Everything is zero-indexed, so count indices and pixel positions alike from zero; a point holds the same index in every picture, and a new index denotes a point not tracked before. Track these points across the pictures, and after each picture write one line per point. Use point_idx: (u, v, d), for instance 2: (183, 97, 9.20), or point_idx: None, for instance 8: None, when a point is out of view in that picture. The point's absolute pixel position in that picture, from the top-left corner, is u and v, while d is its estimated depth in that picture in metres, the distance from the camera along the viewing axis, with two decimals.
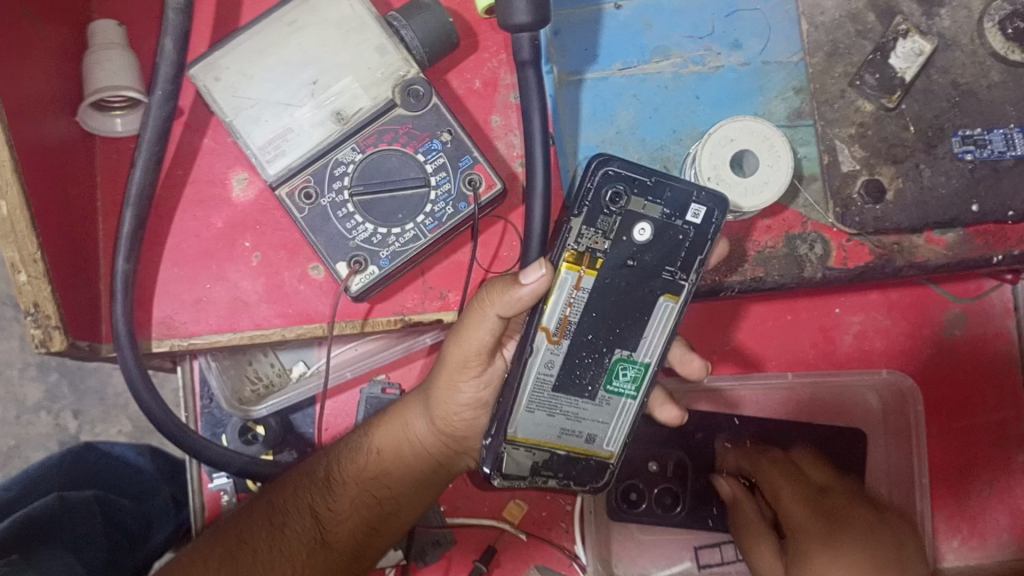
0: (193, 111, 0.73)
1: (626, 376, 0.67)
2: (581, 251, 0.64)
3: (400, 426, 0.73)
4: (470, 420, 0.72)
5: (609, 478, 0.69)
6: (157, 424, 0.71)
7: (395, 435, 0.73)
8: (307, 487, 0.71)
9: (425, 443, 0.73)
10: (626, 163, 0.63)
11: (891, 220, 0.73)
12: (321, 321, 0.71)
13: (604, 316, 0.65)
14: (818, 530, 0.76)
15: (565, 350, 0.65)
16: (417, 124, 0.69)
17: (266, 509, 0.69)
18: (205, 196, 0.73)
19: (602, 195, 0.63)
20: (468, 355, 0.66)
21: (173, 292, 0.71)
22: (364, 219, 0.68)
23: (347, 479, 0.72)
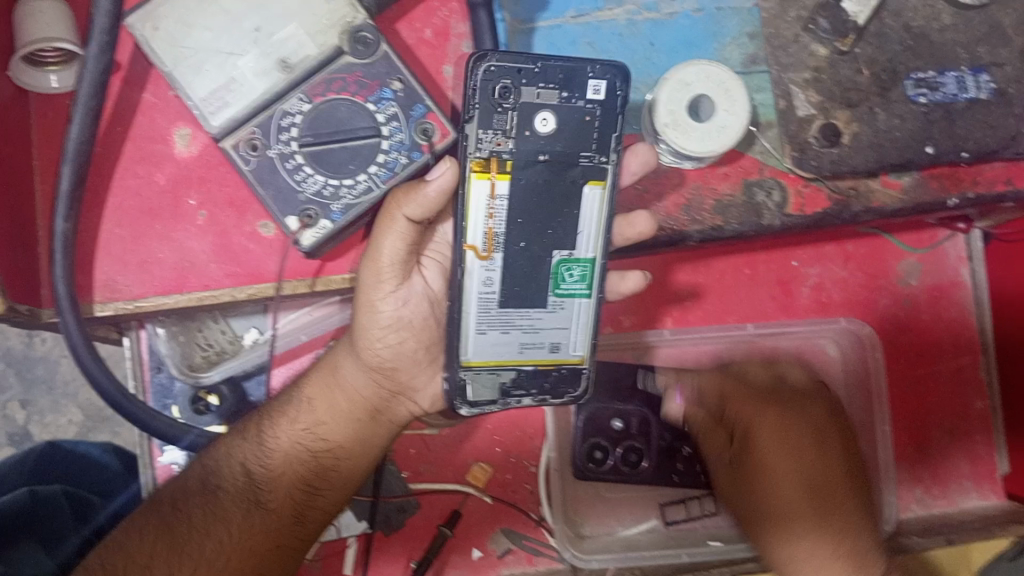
0: (132, 65, 0.70)
1: (575, 276, 0.66)
2: (486, 157, 0.62)
3: (331, 367, 0.72)
4: (395, 349, 0.71)
5: (586, 386, 0.67)
6: (104, 394, 0.68)
7: (326, 373, 0.72)
8: (240, 445, 0.69)
9: (356, 384, 0.71)
10: (505, 55, 0.60)
11: (847, 163, 0.72)
12: (270, 281, 0.69)
13: (531, 218, 0.64)
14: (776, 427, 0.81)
15: (500, 263, 0.64)
16: (366, 73, 0.67)
17: (199, 476, 0.68)
18: (146, 153, 0.70)
19: (492, 94, 0.61)
20: (382, 271, 0.66)
21: (115, 254, 0.69)
22: (315, 171, 0.66)
23: (277, 434, 0.70)
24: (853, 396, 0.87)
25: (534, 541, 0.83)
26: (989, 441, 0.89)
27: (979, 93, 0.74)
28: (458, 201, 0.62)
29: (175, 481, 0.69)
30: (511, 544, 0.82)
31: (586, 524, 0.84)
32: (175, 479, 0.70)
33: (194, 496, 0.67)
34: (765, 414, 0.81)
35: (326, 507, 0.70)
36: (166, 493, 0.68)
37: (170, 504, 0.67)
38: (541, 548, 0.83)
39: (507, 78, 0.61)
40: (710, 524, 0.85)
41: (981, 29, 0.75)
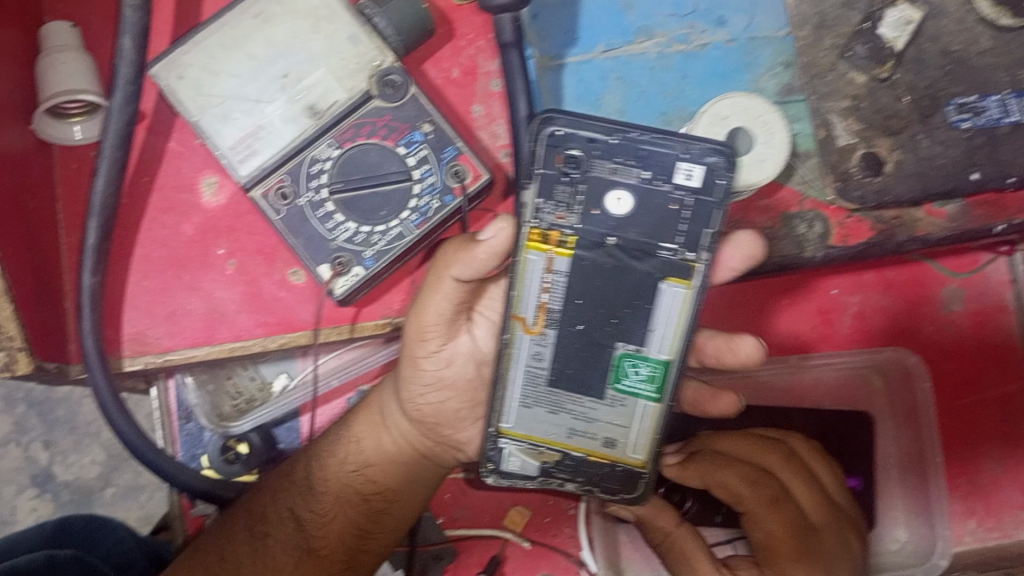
0: (156, 114, 0.69)
1: (640, 374, 0.61)
2: (544, 229, 0.58)
3: (376, 409, 0.71)
4: (438, 404, 0.69)
5: (643, 488, 0.63)
6: (134, 451, 0.67)
7: (372, 415, 0.71)
8: (287, 488, 0.68)
9: (401, 431, 0.70)
10: (577, 118, 0.56)
11: (892, 193, 0.70)
12: (305, 329, 0.67)
13: (592, 302, 0.59)
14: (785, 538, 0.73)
15: (552, 341, 0.61)
16: (396, 116, 0.66)
17: (246, 520, 0.67)
18: (173, 203, 0.68)
19: (556, 159, 0.57)
20: (428, 326, 0.63)
21: (143, 305, 0.67)
22: (346, 218, 0.65)
23: (325, 474, 0.69)
24: (900, 425, 0.85)
25: None
26: None
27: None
28: (512, 270, 0.58)
29: (220, 525, 0.68)
30: None
31: (626, 566, 0.82)
32: (219, 522, 0.69)
33: (244, 541, 0.66)
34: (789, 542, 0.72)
35: (380, 549, 0.69)
36: (213, 538, 0.67)
37: (218, 553, 0.66)
38: None
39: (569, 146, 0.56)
40: None
41: None
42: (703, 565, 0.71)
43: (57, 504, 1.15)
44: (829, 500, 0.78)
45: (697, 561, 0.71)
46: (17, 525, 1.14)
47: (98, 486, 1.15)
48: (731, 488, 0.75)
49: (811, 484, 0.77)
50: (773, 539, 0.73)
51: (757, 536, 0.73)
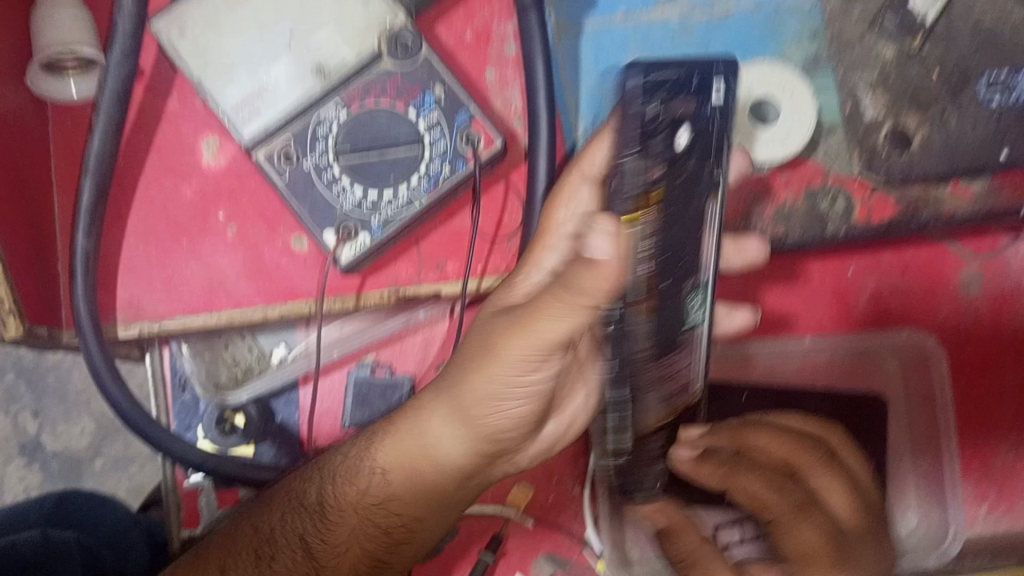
0: (155, 72, 0.66)
1: (697, 305, 0.50)
2: (642, 190, 0.43)
3: (418, 424, 0.59)
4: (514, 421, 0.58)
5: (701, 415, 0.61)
6: (128, 422, 0.65)
7: (413, 434, 0.59)
8: (298, 512, 0.61)
9: (457, 459, 0.59)
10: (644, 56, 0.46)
11: (919, 168, 0.67)
12: (308, 299, 0.65)
13: (674, 248, 0.46)
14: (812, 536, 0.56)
15: (660, 314, 0.46)
16: (406, 77, 0.63)
17: (252, 542, 0.61)
18: (171, 164, 0.66)
19: (644, 114, 0.45)
20: (525, 342, 0.52)
21: (139, 270, 0.64)
22: (353, 183, 0.62)
23: (341, 506, 0.61)
24: (914, 411, 0.83)
25: (579, 566, 0.78)
26: None
27: None
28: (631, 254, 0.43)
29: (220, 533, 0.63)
30: (553, 570, 0.77)
31: None
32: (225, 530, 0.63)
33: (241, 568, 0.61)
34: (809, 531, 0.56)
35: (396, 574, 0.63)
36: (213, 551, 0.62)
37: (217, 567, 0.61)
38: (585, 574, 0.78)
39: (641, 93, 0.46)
40: None
41: None
42: (717, 567, 0.59)
43: (46, 474, 1.12)
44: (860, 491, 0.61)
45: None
46: (5, 495, 1.12)
47: (88, 457, 1.13)
48: (746, 489, 0.61)
49: (837, 474, 0.60)
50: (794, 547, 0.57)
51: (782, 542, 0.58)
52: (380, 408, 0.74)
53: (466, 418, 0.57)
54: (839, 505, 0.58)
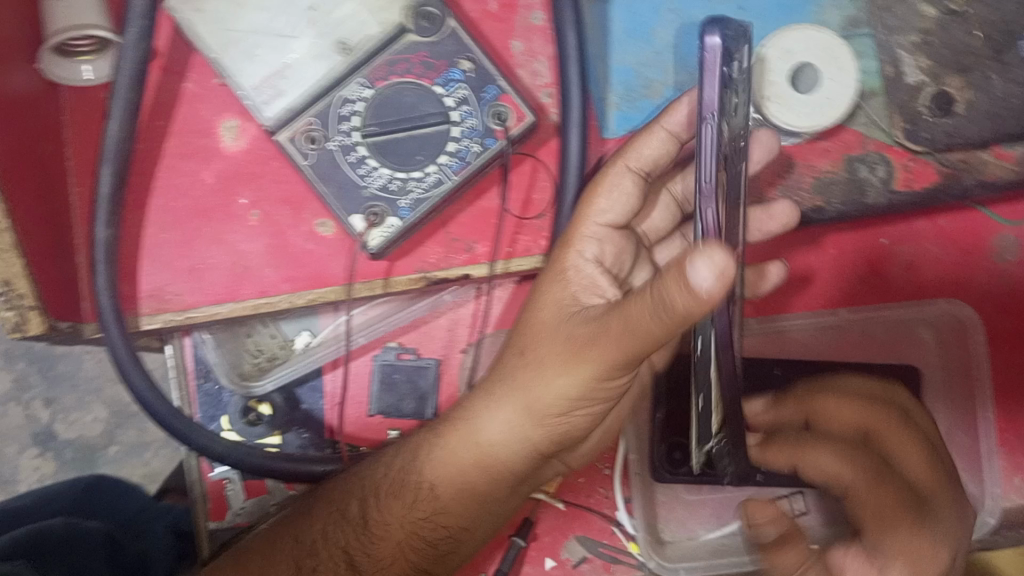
0: (171, 52, 0.64)
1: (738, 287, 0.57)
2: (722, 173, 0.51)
3: (472, 430, 0.59)
4: (562, 431, 0.57)
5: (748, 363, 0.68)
6: (150, 410, 0.63)
7: (466, 443, 0.59)
8: (339, 524, 0.62)
9: (503, 468, 0.58)
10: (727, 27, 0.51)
11: (961, 135, 0.65)
12: (336, 284, 0.62)
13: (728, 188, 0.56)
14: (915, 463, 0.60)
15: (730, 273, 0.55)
16: (433, 52, 0.61)
17: (292, 555, 0.61)
18: (190, 147, 0.63)
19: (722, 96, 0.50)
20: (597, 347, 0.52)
21: (162, 260, 0.62)
22: (380, 164, 0.60)
23: (385, 520, 0.61)
24: (951, 386, 0.76)
25: (611, 548, 0.77)
26: None
27: None
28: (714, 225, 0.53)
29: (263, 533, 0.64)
30: (586, 552, 0.77)
31: (665, 528, 0.77)
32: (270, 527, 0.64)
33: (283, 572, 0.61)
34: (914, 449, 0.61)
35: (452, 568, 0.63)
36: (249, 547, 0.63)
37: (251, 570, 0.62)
38: (618, 556, 0.77)
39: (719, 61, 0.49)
40: None
41: None
42: (912, 463, 0.60)
43: (59, 464, 1.10)
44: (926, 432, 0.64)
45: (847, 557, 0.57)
46: (19, 485, 1.10)
47: (102, 445, 1.11)
48: (905, 452, 0.61)
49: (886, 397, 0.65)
50: (923, 487, 0.59)
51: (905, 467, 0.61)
52: (406, 392, 0.73)
53: (525, 426, 0.57)
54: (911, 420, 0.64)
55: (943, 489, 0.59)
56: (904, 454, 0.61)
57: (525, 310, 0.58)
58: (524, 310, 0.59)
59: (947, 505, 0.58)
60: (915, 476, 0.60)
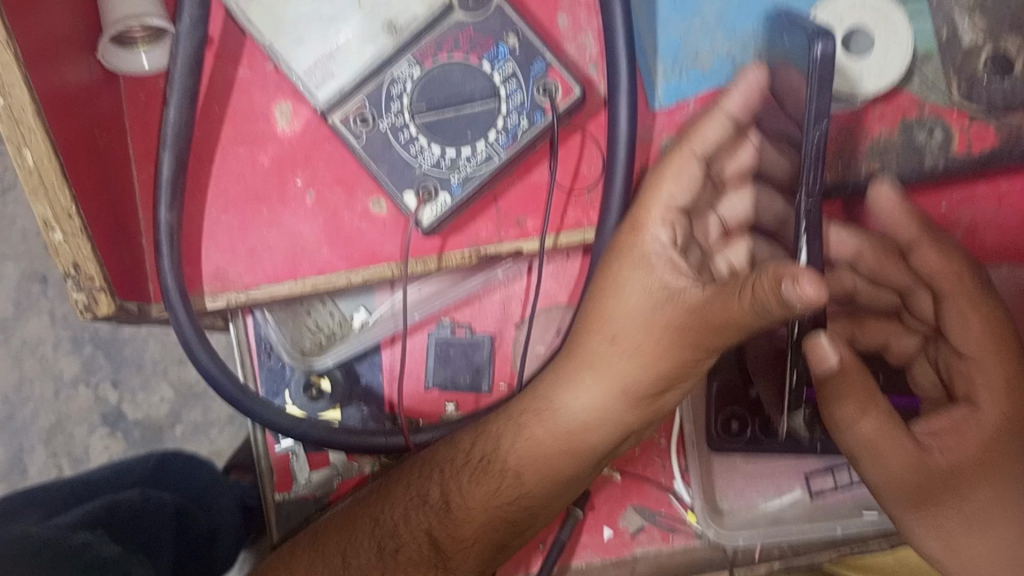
0: (224, 39, 0.66)
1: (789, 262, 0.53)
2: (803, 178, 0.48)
3: (556, 415, 0.60)
4: (648, 411, 0.59)
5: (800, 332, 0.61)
6: (218, 388, 0.65)
7: (555, 431, 0.60)
8: (422, 510, 0.64)
9: (586, 446, 0.60)
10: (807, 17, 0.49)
11: (1022, 96, 0.63)
12: (391, 262, 0.64)
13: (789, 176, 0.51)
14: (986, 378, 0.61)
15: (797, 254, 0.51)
16: (479, 29, 0.61)
17: (374, 532, 0.65)
18: (245, 132, 0.65)
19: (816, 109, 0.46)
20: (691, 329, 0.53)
21: (222, 242, 0.64)
22: (430, 142, 0.61)
23: (469, 504, 0.63)
24: None
25: (668, 517, 0.77)
26: None
27: None
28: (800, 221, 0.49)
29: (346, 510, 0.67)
30: (644, 522, 0.76)
31: (723, 498, 0.77)
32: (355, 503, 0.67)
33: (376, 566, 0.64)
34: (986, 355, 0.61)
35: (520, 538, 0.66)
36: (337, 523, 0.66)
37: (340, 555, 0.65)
38: (676, 525, 0.77)
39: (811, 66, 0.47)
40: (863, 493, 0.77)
41: None
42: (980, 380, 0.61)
43: (128, 443, 1.14)
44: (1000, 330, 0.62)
45: (888, 463, 0.60)
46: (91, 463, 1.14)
47: (168, 424, 1.14)
48: (959, 315, 0.63)
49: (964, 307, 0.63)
50: (974, 378, 0.61)
51: (955, 340, 0.63)
52: (462, 367, 0.75)
53: (612, 405, 0.58)
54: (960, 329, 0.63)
55: (1005, 360, 0.61)
56: (962, 315, 0.63)
57: (602, 298, 0.59)
58: (598, 298, 0.60)
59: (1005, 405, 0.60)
60: (969, 349, 0.62)
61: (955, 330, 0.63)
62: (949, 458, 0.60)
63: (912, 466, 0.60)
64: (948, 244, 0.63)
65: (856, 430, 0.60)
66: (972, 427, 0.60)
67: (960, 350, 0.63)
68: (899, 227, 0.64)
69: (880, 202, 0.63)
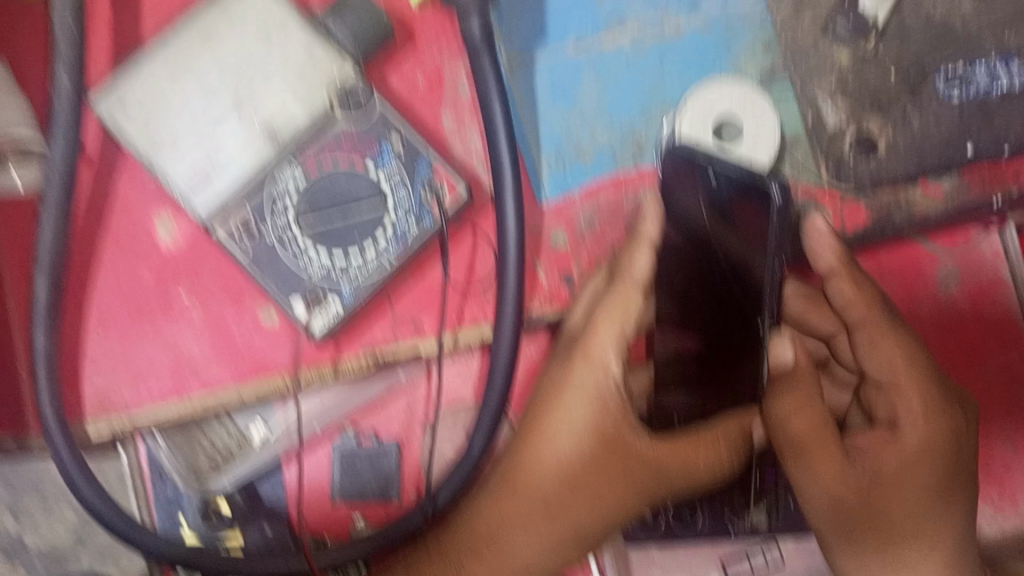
0: (101, 155, 0.64)
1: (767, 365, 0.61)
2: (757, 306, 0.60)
3: (504, 546, 0.64)
4: (580, 531, 0.64)
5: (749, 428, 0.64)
6: (105, 521, 0.62)
7: (513, 558, 0.64)
8: None
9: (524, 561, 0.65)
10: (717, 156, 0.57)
11: (886, 172, 0.67)
12: (282, 374, 0.62)
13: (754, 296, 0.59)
14: (913, 407, 0.60)
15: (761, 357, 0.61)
16: (361, 132, 0.62)
17: None
18: (128, 248, 0.63)
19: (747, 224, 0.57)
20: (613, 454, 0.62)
21: (109, 364, 0.63)
22: (319, 251, 0.60)
23: None
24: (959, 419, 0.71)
25: None
26: None
27: (1015, 83, 0.66)
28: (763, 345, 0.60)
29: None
30: None
31: None
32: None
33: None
34: (906, 380, 0.60)
35: None
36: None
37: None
38: None
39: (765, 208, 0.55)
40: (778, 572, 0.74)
41: (1009, 9, 0.67)
42: (909, 403, 0.60)
43: None
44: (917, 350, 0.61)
45: (824, 475, 0.60)
46: None
47: None
48: (873, 346, 0.61)
49: (886, 332, 0.60)
50: (896, 403, 0.61)
51: (870, 371, 0.62)
52: (370, 477, 0.72)
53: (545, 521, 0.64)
54: (888, 352, 0.61)
55: (922, 385, 0.61)
56: (873, 339, 0.61)
57: (550, 433, 0.62)
58: (545, 432, 0.63)
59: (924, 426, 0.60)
60: (884, 376, 0.61)
61: (866, 357, 0.61)
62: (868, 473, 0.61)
63: (840, 486, 0.60)
64: (859, 274, 0.61)
65: (789, 426, 0.60)
66: (894, 452, 0.61)
67: (876, 377, 0.62)
68: (818, 257, 0.61)
69: (812, 233, 0.61)
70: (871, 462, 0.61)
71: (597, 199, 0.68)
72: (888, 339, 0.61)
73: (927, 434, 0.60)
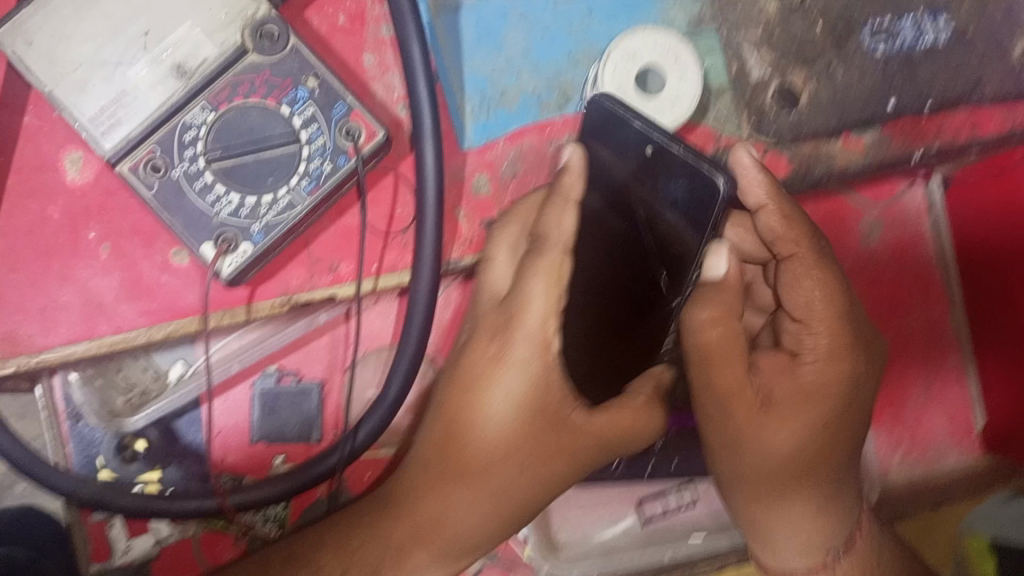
0: (7, 87, 0.62)
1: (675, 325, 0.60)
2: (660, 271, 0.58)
3: (435, 523, 0.57)
4: (512, 510, 0.57)
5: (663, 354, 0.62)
6: (12, 458, 0.61)
7: (450, 542, 0.58)
8: None
9: (457, 541, 0.58)
10: (670, 138, 0.55)
11: (808, 125, 0.67)
12: (193, 315, 0.61)
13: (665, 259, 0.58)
14: (821, 344, 0.58)
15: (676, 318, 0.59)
16: (276, 71, 0.60)
17: None
18: (33, 184, 0.62)
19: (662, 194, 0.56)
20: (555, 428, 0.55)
21: (12, 302, 0.61)
22: (228, 189, 0.58)
23: None
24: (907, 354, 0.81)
25: (509, 555, 0.77)
26: (965, 394, 0.80)
27: (938, 37, 0.67)
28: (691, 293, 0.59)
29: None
30: (483, 562, 0.77)
31: (559, 531, 0.77)
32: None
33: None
34: (823, 310, 0.58)
35: None
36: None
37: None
38: (513, 563, 0.77)
39: (703, 204, 0.54)
40: (692, 516, 0.78)
41: None
42: (816, 337, 0.59)
43: None
44: (843, 289, 0.59)
45: (732, 415, 0.59)
46: None
47: None
48: (795, 279, 0.58)
49: (806, 266, 0.58)
50: (805, 338, 0.59)
51: (788, 303, 0.60)
52: (291, 417, 0.72)
53: (478, 501, 0.57)
54: (806, 284, 0.58)
55: (835, 320, 0.58)
56: (795, 278, 0.59)
57: (484, 411, 0.55)
58: (478, 411, 0.55)
59: (834, 357, 0.58)
60: (797, 310, 0.59)
61: (789, 290, 0.59)
62: (770, 399, 0.59)
63: (738, 421, 0.59)
64: (792, 209, 0.58)
65: (698, 337, 0.58)
66: (793, 379, 0.59)
67: (791, 311, 0.60)
68: (749, 193, 0.58)
69: (737, 166, 0.58)
70: (773, 392, 0.59)
71: (521, 145, 0.67)
72: (806, 269, 0.58)
73: (827, 373, 0.58)
